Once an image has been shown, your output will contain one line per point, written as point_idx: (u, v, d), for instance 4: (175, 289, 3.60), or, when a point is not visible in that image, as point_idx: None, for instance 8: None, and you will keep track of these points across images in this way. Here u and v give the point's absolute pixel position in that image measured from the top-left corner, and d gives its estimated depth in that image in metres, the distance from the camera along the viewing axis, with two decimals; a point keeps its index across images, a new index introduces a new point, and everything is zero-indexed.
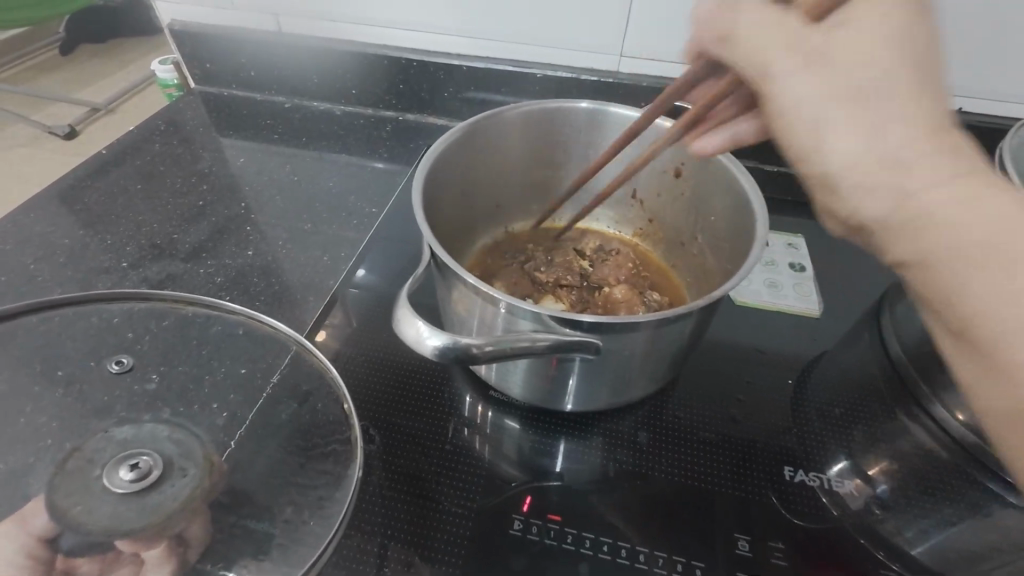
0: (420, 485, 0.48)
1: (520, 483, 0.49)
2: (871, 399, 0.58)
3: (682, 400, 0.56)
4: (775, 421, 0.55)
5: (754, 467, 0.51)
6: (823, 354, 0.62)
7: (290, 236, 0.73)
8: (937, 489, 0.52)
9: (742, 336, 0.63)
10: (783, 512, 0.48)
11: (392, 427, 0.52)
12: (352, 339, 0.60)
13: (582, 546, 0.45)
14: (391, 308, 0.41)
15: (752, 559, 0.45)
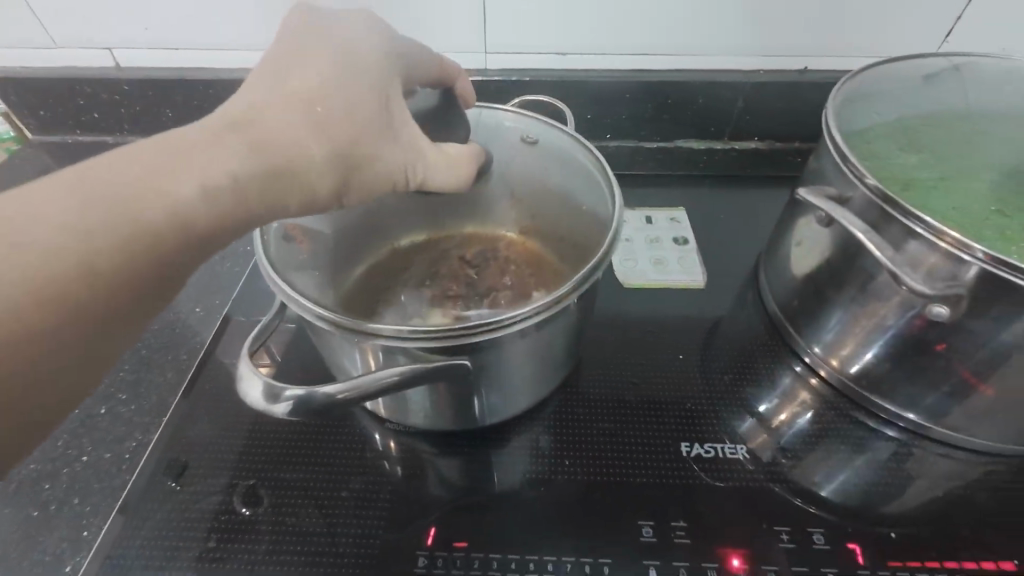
0: (312, 540, 0.45)
1: (425, 515, 0.47)
2: (759, 356, 0.61)
3: (582, 395, 0.56)
4: (672, 398, 0.56)
5: (655, 448, 0.52)
6: (714, 324, 0.64)
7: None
8: (823, 436, 0.54)
9: (636, 318, 0.63)
10: (683, 489, 0.49)
11: (277, 483, 0.48)
12: (228, 395, 0.55)
13: (491, 568, 0.43)
14: (238, 370, 0.39)
15: (657, 546, 0.45)
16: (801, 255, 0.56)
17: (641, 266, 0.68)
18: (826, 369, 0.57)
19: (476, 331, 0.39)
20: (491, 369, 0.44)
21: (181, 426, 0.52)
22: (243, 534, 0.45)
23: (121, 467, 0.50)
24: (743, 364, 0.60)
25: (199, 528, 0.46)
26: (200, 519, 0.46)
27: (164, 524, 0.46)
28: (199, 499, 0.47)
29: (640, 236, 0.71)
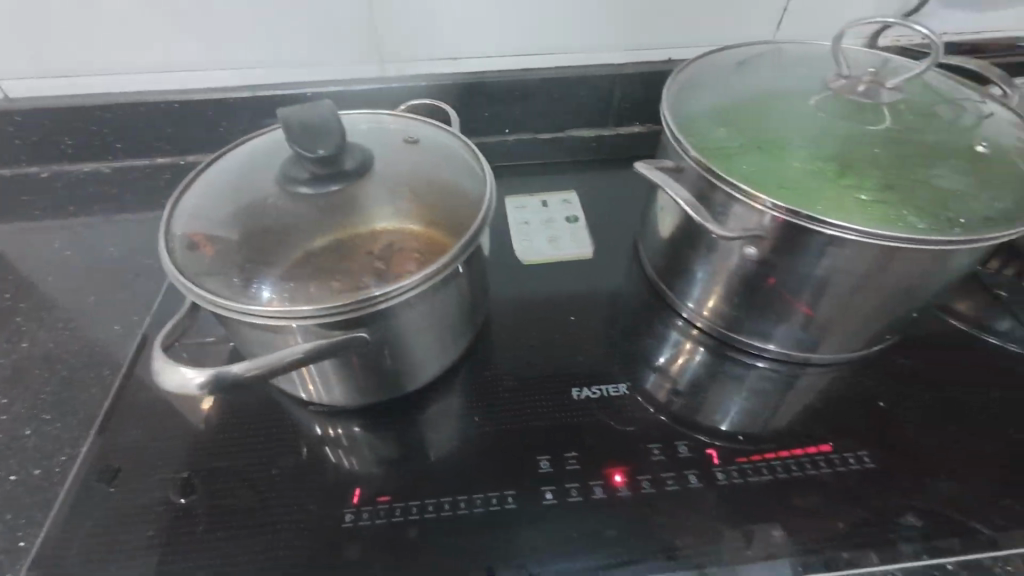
0: (246, 518, 0.50)
1: (349, 479, 0.53)
2: (640, 312, 0.70)
3: (487, 366, 0.63)
4: (566, 357, 0.64)
5: (550, 396, 0.60)
6: (602, 291, 0.72)
7: (72, 317, 0.67)
8: (697, 373, 0.64)
9: (534, 293, 0.71)
10: (576, 429, 0.57)
11: (209, 474, 0.52)
12: (153, 401, 0.58)
13: (410, 514, 0.50)
14: (154, 365, 0.43)
15: (555, 476, 0.53)
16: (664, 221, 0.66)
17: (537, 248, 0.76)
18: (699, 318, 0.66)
19: (373, 304, 0.46)
20: (393, 341, 0.51)
21: (108, 438, 0.55)
22: (180, 522, 0.49)
23: (51, 481, 0.52)
24: (627, 321, 0.69)
25: (136, 523, 0.49)
26: (136, 515, 0.50)
27: (100, 524, 0.49)
28: (134, 499, 0.51)
29: (536, 224, 0.79)
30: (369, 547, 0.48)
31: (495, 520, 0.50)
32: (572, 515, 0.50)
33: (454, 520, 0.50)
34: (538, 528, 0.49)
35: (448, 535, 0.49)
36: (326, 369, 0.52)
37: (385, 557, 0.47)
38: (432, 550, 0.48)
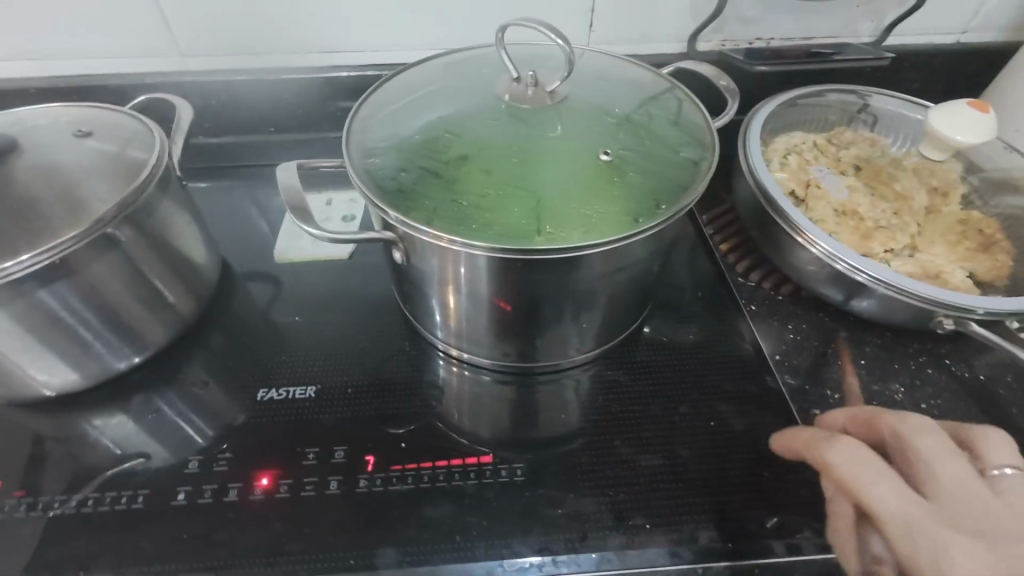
0: (313, 415, 0.51)
1: (438, 440, 0.49)
2: (833, 347, 0.56)
3: (600, 359, 0.56)
4: (687, 368, 0.55)
5: (678, 406, 0.51)
6: (759, 307, 0.60)
7: (235, 235, 0.73)
8: None
9: (674, 298, 0.63)
10: (668, 443, 0.48)
11: (306, 368, 0.56)
12: (294, 326, 0.60)
13: (483, 479, 0.46)
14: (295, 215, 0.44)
15: (624, 482, 0.45)
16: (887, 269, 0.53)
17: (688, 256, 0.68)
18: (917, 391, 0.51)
19: (491, 263, 0.43)
20: (538, 305, 0.47)
21: (241, 324, 0.62)
22: (259, 412, 0.52)
23: (180, 345, 0.59)
24: (790, 350, 0.56)
25: (227, 407, 0.53)
26: (225, 404, 0.53)
27: (217, 384, 0.56)
28: (230, 391, 0.55)
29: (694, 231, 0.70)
30: (405, 491, 0.45)
31: (538, 509, 0.44)
32: (629, 532, 0.42)
33: (497, 495, 0.45)
34: (582, 532, 0.42)
35: (486, 504, 0.44)
36: (477, 331, 0.52)
37: (410, 525, 0.43)
38: (464, 529, 0.42)
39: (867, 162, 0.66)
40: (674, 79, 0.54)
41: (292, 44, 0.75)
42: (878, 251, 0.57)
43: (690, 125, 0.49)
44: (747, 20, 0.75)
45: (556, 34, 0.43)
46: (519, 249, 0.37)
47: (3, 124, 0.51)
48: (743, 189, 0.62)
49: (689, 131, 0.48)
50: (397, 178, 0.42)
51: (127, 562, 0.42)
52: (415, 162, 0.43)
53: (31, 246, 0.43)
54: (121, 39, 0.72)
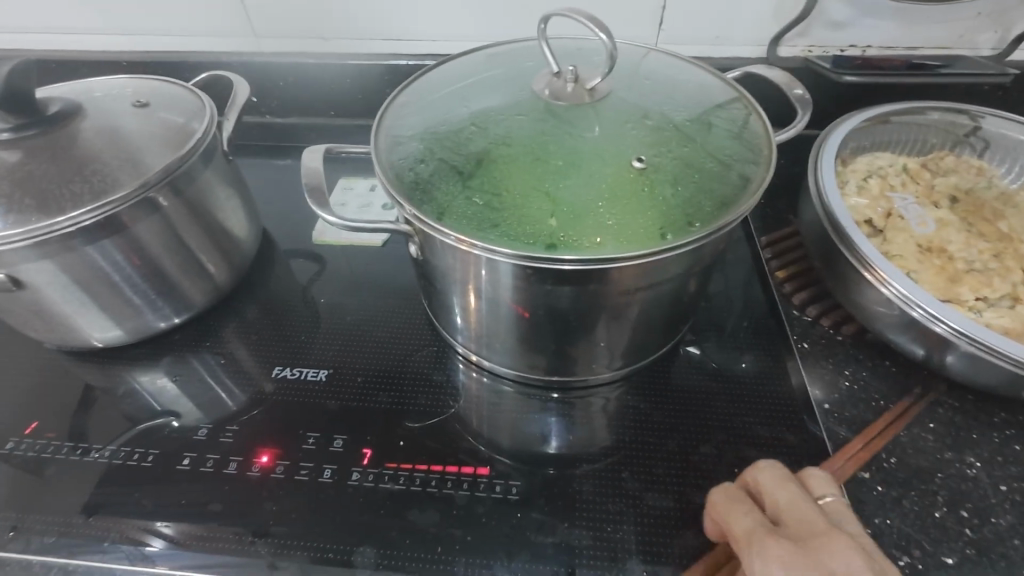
0: (320, 400, 0.51)
1: (437, 443, 0.47)
2: (897, 403, 0.49)
3: (621, 383, 0.53)
4: (716, 403, 0.50)
5: (699, 444, 0.47)
6: (811, 346, 0.53)
7: (282, 211, 0.75)
8: (967, 531, 0.41)
9: (715, 323, 0.57)
10: (679, 485, 0.44)
11: (323, 352, 0.56)
12: (325, 309, 0.61)
13: (476, 491, 0.44)
14: (320, 208, 0.43)
15: (623, 520, 0.42)
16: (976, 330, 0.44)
17: (738, 280, 0.62)
18: (985, 474, 0.44)
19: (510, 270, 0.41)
20: (553, 319, 0.44)
21: (274, 301, 0.63)
22: (271, 390, 0.53)
23: (212, 313, 0.61)
24: (842, 400, 0.49)
25: (244, 381, 0.55)
26: (243, 379, 0.55)
27: (242, 355, 0.57)
28: (249, 365, 0.56)
29: (749, 252, 0.64)
30: (394, 492, 0.44)
31: (527, 534, 0.41)
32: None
33: (487, 511, 0.42)
34: (568, 566, 0.39)
35: (473, 519, 0.42)
36: (489, 341, 0.50)
37: (392, 527, 0.41)
38: (446, 542, 0.41)
39: (966, 193, 0.57)
40: (740, 88, 0.49)
41: (358, 30, 0.76)
42: (967, 298, 0.49)
43: (748, 139, 0.44)
44: (841, 24, 0.67)
45: (601, 29, 0.40)
46: (527, 255, 0.35)
47: (74, 91, 0.55)
48: (810, 214, 0.55)
49: (745, 145, 0.43)
50: (416, 170, 0.40)
51: (126, 516, 0.43)
52: (437, 153, 0.41)
53: (85, 201, 0.45)
54: (203, 17, 0.76)
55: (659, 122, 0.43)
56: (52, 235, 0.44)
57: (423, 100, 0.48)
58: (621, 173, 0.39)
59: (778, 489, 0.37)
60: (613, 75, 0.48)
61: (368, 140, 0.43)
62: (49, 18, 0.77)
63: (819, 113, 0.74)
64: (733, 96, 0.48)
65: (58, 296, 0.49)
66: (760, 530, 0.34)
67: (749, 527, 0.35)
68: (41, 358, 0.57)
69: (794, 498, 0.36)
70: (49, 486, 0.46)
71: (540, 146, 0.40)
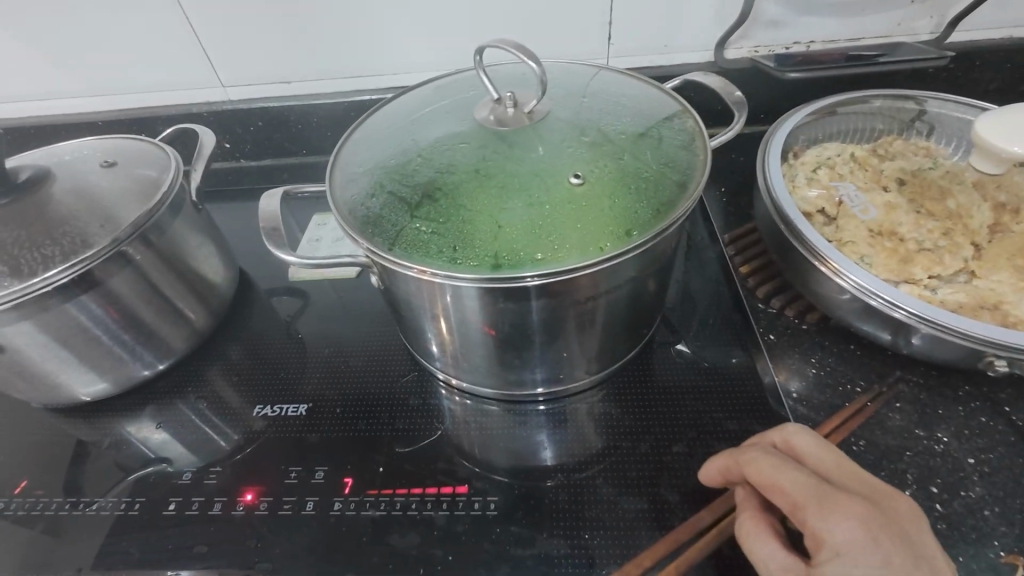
0: (301, 434, 0.52)
1: (416, 467, 0.48)
2: (864, 386, 0.50)
3: (595, 390, 0.54)
4: (688, 402, 0.51)
5: (672, 443, 0.48)
6: (777, 337, 0.54)
7: (261, 251, 0.77)
8: (939, 507, 0.42)
9: (685, 323, 0.59)
10: (654, 486, 0.45)
11: (303, 386, 0.58)
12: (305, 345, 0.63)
13: (457, 510, 0.45)
14: (283, 250, 0.45)
15: (601, 526, 0.43)
16: (928, 310, 0.45)
17: (705, 279, 0.63)
18: (952, 447, 0.45)
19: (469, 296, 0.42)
20: (517, 335, 0.45)
21: (256, 339, 0.64)
22: (254, 429, 0.54)
23: (194, 358, 0.62)
24: (810, 387, 0.50)
25: (227, 421, 0.56)
26: (226, 419, 0.56)
27: (226, 395, 0.59)
28: (231, 405, 0.57)
29: (714, 251, 0.65)
30: (375, 518, 0.44)
31: (507, 548, 0.42)
32: None
33: (466, 529, 0.43)
34: None
35: (453, 538, 0.43)
36: (460, 364, 0.51)
37: (375, 553, 0.42)
38: (428, 562, 0.41)
39: (913, 175, 0.58)
40: (679, 98, 0.50)
41: (321, 71, 0.78)
42: (921, 276, 0.50)
43: (686, 147, 0.46)
44: (781, 23, 0.70)
45: (530, 57, 0.42)
46: (476, 278, 0.36)
47: (45, 157, 0.57)
48: (764, 210, 0.57)
49: (683, 154, 0.45)
50: (367, 205, 0.42)
51: (115, 566, 0.44)
52: (387, 186, 0.43)
53: (59, 262, 0.47)
54: (171, 73, 0.78)
55: (598, 138, 0.45)
56: (28, 296, 0.46)
57: (376, 135, 0.50)
58: (561, 190, 0.40)
59: (821, 454, 0.37)
60: (554, 95, 0.50)
61: (324, 181, 0.45)
62: (22, 87, 0.80)
63: (772, 109, 0.76)
64: (672, 107, 0.50)
65: (39, 355, 0.51)
66: (825, 488, 0.33)
67: (806, 485, 0.34)
68: (29, 416, 0.58)
69: (837, 461, 0.36)
70: (42, 543, 0.47)
71: (484, 172, 0.42)
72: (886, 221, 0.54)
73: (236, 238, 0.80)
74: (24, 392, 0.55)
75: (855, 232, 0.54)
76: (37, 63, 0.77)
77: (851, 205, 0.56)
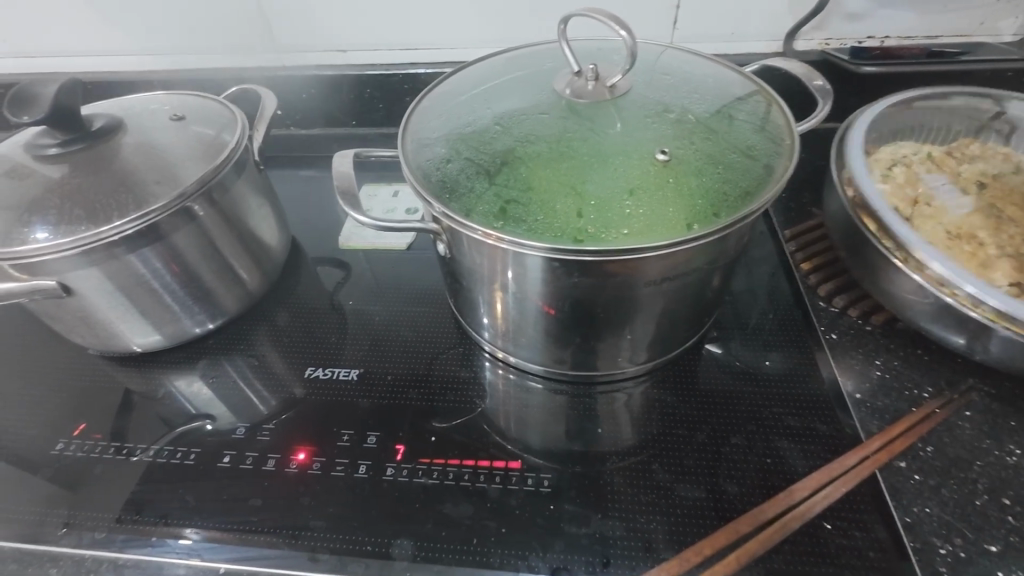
0: (352, 399, 0.53)
1: (468, 440, 0.48)
2: (931, 390, 0.48)
3: (650, 376, 0.53)
4: (745, 396, 0.50)
5: (731, 437, 0.46)
6: (840, 337, 0.53)
7: (308, 220, 0.77)
8: (1014, 519, 0.40)
9: (741, 318, 0.57)
10: (712, 476, 0.44)
11: (354, 353, 0.58)
12: (355, 313, 0.63)
13: (509, 484, 0.44)
14: (355, 210, 0.44)
15: (656, 512, 0.42)
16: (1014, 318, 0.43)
17: (761, 274, 0.61)
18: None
19: (538, 273, 0.41)
20: (580, 314, 0.45)
21: (303, 305, 0.65)
22: (307, 390, 0.54)
23: (244, 318, 0.63)
24: (874, 389, 0.49)
25: (278, 381, 0.56)
26: (276, 379, 0.56)
27: (275, 357, 0.59)
28: (281, 365, 0.58)
29: (772, 247, 0.64)
30: (428, 485, 0.45)
31: (562, 526, 0.41)
32: (655, 565, 0.39)
33: (519, 503, 0.43)
34: (603, 556, 0.39)
35: (506, 511, 0.42)
36: (517, 339, 0.50)
37: (427, 520, 0.42)
38: (481, 533, 0.41)
39: (993, 180, 0.56)
40: (760, 81, 0.49)
41: (378, 43, 0.77)
42: (1001, 283, 0.48)
43: (770, 132, 0.44)
44: (857, 16, 0.68)
45: (620, 26, 0.41)
46: (556, 249, 0.36)
47: (115, 108, 0.58)
48: (834, 205, 0.55)
49: (768, 139, 0.43)
50: (443, 170, 0.42)
51: (170, 514, 0.45)
52: (463, 152, 0.43)
53: (130, 210, 0.47)
54: (231, 36, 0.78)
55: (679, 116, 0.44)
56: (98, 242, 0.46)
57: (447, 102, 0.49)
58: (643, 167, 0.40)
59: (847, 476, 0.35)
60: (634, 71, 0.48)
61: (399, 143, 0.45)
62: (84, 42, 0.80)
63: (837, 105, 0.74)
64: (752, 89, 0.48)
65: (100, 302, 0.51)
66: None
67: None
68: (85, 363, 0.59)
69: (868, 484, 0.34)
70: (100, 484, 0.48)
71: (564, 145, 0.42)
72: (964, 226, 0.52)
73: (283, 205, 0.80)
74: (79, 337, 0.56)
75: (931, 235, 0.52)
76: (102, 18, 0.77)
77: (928, 206, 0.54)
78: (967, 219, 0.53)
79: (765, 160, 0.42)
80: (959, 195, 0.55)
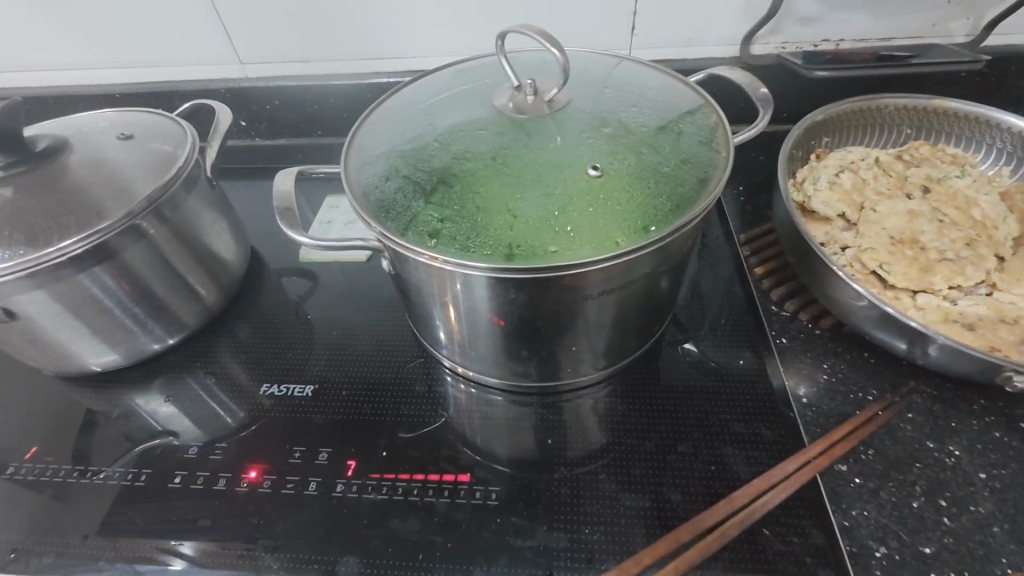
0: (306, 415, 0.53)
1: (418, 454, 0.48)
2: (876, 393, 0.49)
3: (602, 385, 0.53)
4: (694, 403, 0.50)
5: (677, 445, 0.47)
6: (790, 341, 0.53)
7: (272, 232, 0.76)
8: (949, 520, 0.41)
9: (694, 324, 0.58)
10: (658, 485, 0.44)
11: (310, 366, 0.58)
12: (314, 326, 0.63)
13: (457, 497, 0.45)
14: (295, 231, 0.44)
15: (600, 522, 0.42)
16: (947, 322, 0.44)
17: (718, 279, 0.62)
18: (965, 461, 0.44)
19: (477, 289, 0.41)
20: (525, 327, 0.45)
21: (264, 319, 0.65)
22: (262, 407, 0.54)
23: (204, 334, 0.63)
24: (820, 393, 0.49)
25: (234, 397, 0.56)
26: (233, 396, 0.56)
27: (232, 373, 0.59)
28: (238, 381, 0.58)
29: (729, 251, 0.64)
30: (376, 502, 0.45)
31: (506, 539, 0.42)
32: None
33: (466, 517, 0.43)
34: (546, 567, 0.40)
35: (453, 525, 0.43)
36: (470, 352, 0.50)
37: (374, 536, 0.43)
38: (427, 549, 0.42)
39: (937, 182, 0.57)
40: (701, 90, 0.49)
41: (339, 52, 0.77)
42: (940, 287, 0.50)
43: (707, 143, 0.44)
44: (811, 20, 0.68)
45: (553, 43, 0.41)
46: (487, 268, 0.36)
47: (63, 127, 0.57)
48: (782, 212, 0.56)
49: (705, 150, 0.44)
50: (381, 188, 0.42)
51: (120, 535, 0.45)
52: (402, 170, 0.43)
53: (74, 231, 0.47)
54: (191, 49, 0.78)
55: (616, 130, 0.44)
56: (41, 265, 0.46)
57: (392, 117, 0.49)
58: (577, 183, 0.41)
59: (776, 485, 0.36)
60: (576, 83, 0.49)
61: (341, 161, 0.45)
62: (43, 57, 0.79)
63: (796, 107, 0.74)
64: (694, 99, 0.48)
65: (49, 324, 0.51)
66: None
67: None
68: (43, 383, 0.59)
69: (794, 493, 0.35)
70: (51, 507, 0.48)
71: (501, 162, 0.42)
72: (907, 230, 0.53)
73: (248, 217, 0.80)
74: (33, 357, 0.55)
75: (874, 240, 0.53)
76: (59, 33, 0.76)
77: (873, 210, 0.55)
78: (910, 222, 0.54)
79: (700, 172, 0.42)
80: (903, 199, 0.56)
